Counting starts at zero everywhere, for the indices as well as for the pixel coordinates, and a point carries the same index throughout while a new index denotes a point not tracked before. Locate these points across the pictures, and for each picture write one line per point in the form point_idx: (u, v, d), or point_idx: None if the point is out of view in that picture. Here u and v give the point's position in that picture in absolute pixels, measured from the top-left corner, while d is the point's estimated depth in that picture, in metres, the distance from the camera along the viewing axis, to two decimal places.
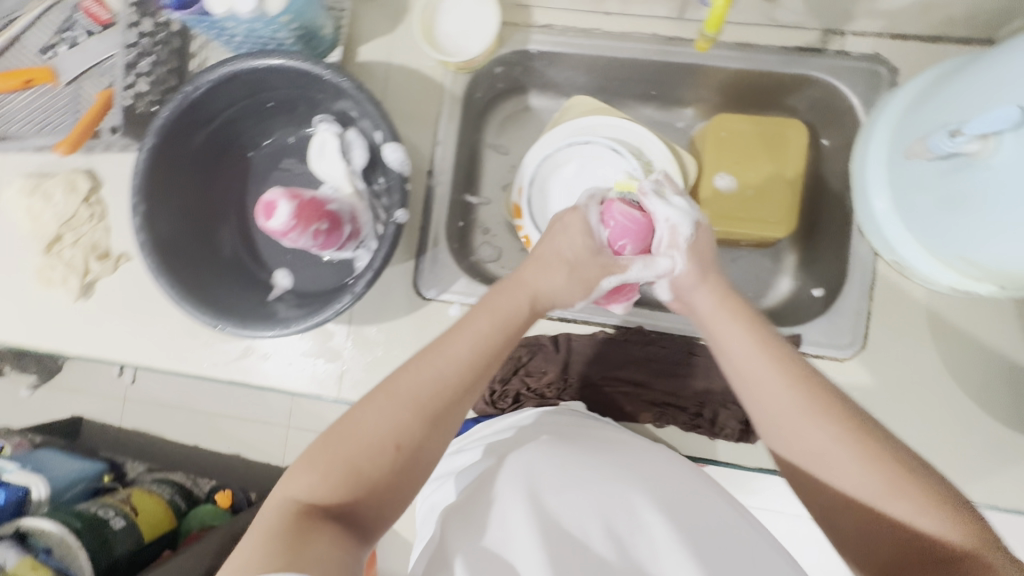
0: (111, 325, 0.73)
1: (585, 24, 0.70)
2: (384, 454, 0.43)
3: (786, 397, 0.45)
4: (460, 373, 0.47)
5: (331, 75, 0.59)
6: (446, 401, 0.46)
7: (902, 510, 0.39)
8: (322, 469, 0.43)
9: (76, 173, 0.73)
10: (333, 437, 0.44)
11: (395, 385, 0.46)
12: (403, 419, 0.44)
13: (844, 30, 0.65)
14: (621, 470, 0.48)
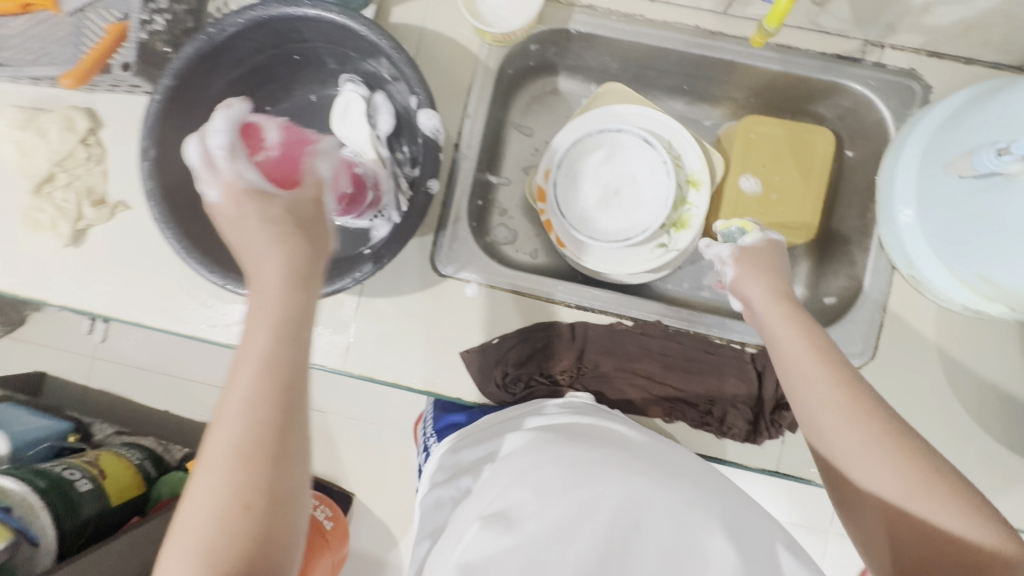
0: (102, 275, 0.69)
1: (628, 9, 0.68)
2: (234, 519, 0.39)
3: (833, 397, 0.48)
4: (250, 396, 0.41)
5: (370, 32, 0.56)
6: (280, 360, 0.43)
7: (931, 510, 0.42)
8: (184, 573, 0.38)
9: (74, 110, 0.68)
10: (206, 451, 0.41)
11: (230, 393, 0.42)
12: (232, 477, 0.39)
13: (883, 43, 0.65)
14: (622, 466, 0.49)
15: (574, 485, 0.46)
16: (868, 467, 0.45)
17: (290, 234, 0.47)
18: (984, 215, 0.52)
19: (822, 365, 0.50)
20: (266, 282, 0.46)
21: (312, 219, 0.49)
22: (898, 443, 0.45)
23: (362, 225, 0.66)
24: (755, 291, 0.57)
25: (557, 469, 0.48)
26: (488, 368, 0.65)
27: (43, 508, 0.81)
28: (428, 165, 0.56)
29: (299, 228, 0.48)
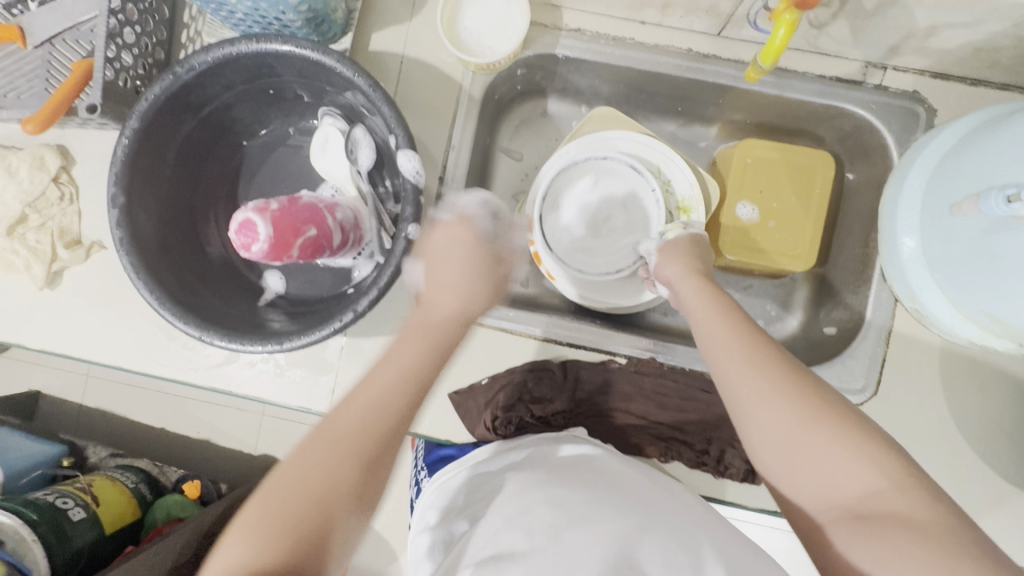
0: (80, 317, 0.67)
1: (618, 33, 0.65)
2: (327, 518, 0.38)
3: (729, 343, 0.47)
4: (395, 393, 0.44)
5: (343, 68, 0.53)
6: (351, 485, 0.40)
7: (820, 439, 0.40)
8: (256, 537, 0.37)
9: (45, 148, 0.65)
10: (246, 516, 0.38)
11: (288, 478, 0.40)
12: (342, 466, 0.40)
13: (886, 64, 0.63)
14: (618, 504, 0.46)
15: (571, 523, 0.44)
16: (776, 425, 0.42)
17: (481, 277, 0.55)
18: (997, 257, 0.49)
19: (726, 327, 0.48)
20: (365, 391, 0.44)
21: (487, 271, 0.57)
22: (799, 392, 0.43)
23: (344, 263, 0.65)
24: (672, 272, 0.57)
25: (540, 506, 0.46)
26: (476, 410, 0.63)
27: (35, 541, 0.80)
28: (408, 209, 0.54)
29: (482, 278, 0.56)
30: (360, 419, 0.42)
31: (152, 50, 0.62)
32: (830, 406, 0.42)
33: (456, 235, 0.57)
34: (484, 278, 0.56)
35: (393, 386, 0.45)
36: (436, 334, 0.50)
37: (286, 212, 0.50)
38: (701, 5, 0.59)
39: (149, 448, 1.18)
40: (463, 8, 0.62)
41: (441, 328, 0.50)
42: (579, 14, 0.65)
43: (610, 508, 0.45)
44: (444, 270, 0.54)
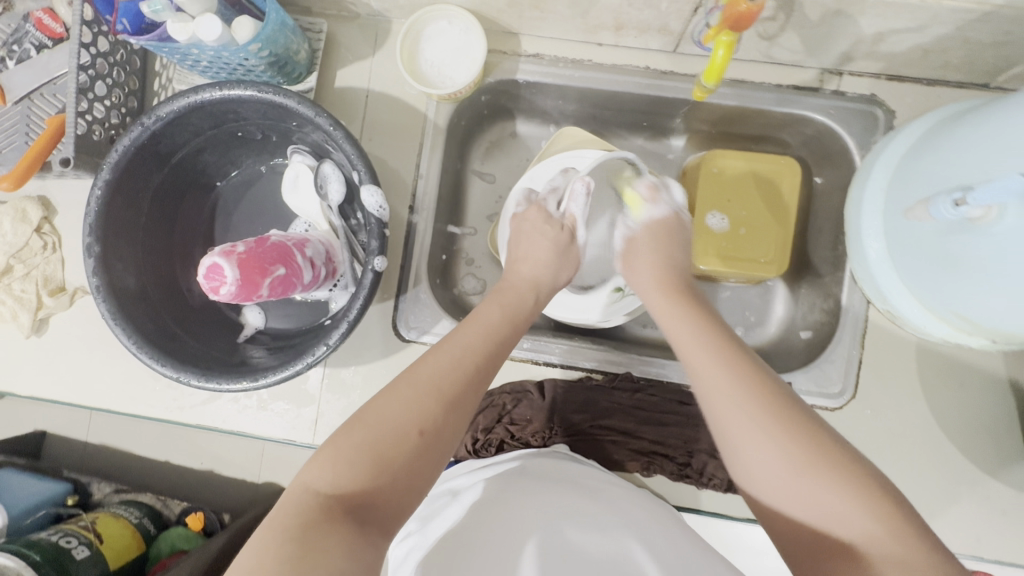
0: (67, 362, 0.68)
1: (576, 55, 0.66)
2: (407, 437, 0.41)
3: (719, 370, 0.46)
4: (468, 356, 0.47)
5: (305, 110, 0.54)
6: (432, 426, 0.42)
7: (808, 486, 0.39)
8: (341, 457, 0.39)
9: (27, 201, 0.67)
10: (344, 435, 0.41)
11: (377, 409, 0.42)
12: (426, 403, 0.43)
13: (841, 70, 0.64)
14: (592, 520, 0.48)
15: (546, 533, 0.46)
16: (761, 455, 0.41)
17: (558, 249, 0.61)
18: (954, 258, 0.49)
19: (716, 352, 0.47)
20: (451, 347, 0.47)
21: (569, 252, 0.62)
22: (787, 421, 0.41)
23: (321, 296, 0.66)
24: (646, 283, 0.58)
25: (519, 518, 0.48)
26: None
27: None
28: (373, 241, 0.55)
29: (566, 251, 0.62)
30: (449, 369, 0.45)
31: (124, 100, 0.64)
32: (820, 435, 0.41)
33: (545, 235, 0.61)
34: (575, 258, 0.63)
35: (476, 346, 0.48)
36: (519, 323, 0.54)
37: (252, 253, 0.51)
38: (653, 24, 0.60)
39: (151, 483, 1.18)
40: (422, 41, 0.64)
41: (518, 293, 0.57)
42: (537, 39, 0.66)
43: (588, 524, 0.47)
44: (534, 241, 0.61)
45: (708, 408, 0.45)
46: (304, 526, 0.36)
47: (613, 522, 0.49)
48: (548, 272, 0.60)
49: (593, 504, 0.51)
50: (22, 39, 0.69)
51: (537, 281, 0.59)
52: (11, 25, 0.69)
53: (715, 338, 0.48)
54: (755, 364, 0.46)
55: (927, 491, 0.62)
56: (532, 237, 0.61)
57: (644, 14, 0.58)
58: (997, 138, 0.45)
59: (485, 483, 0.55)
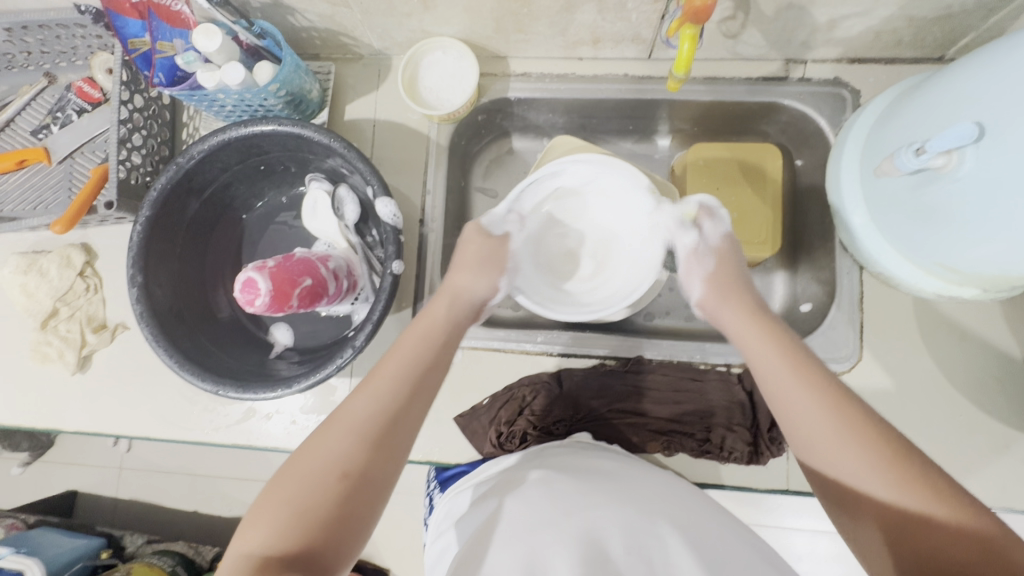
0: (110, 396, 0.72)
1: (560, 70, 0.73)
2: (330, 481, 0.44)
3: (813, 408, 0.46)
4: (392, 389, 0.49)
5: (321, 136, 0.60)
6: (355, 466, 0.45)
7: (922, 512, 0.39)
8: (272, 517, 0.43)
9: (71, 248, 0.73)
10: (274, 492, 0.44)
11: (302, 463, 0.45)
12: (348, 444, 0.46)
13: (804, 59, 0.69)
14: (610, 494, 0.50)
15: (566, 514, 0.47)
16: (842, 468, 0.43)
17: (486, 269, 0.62)
18: (929, 209, 0.52)
19: (818, 397, 0.46)
20: (372, 384, 0.50)
21: (495, 256, 0.63)
22: (888, 459, 0.42)
23: (343, 310, 0.71)
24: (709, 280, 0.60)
25: (541, 506, 0.49)
26: (482, 429, 0.67)
27: None
28: (390, 249, 0.60)
29: (488, 262, 0.63)
30: (369, 411, 0.48)
31: (157, 149, 0.71)
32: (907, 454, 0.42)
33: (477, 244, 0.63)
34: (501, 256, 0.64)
35: (393, 376, 0.50)
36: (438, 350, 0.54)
37: (282, 267, 0.56)
38: (626, 34, 0.66)
39: (184, 528, 1.20)
40: (421, 70, 0.71)
41: (432, 320, 0.57)
42: (524, 59, 0.73)
43: (602, 498, 0.49)
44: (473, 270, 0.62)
45: (801, 441, 0.47)
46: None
47: (627, 496, 0.50)
48: (470, 289, 0.61)
49: (611, 482, 0.53)
50: (65, 106, 0.77)
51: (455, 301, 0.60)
52: (55, 96, 0.77)
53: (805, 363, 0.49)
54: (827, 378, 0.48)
55: (946, 446, 0.63)
56: (464, 246, 0.64)
57: (617, 26, 0.65)
58: (952, 94, 0.49)
59: (510, 476, 0.57)
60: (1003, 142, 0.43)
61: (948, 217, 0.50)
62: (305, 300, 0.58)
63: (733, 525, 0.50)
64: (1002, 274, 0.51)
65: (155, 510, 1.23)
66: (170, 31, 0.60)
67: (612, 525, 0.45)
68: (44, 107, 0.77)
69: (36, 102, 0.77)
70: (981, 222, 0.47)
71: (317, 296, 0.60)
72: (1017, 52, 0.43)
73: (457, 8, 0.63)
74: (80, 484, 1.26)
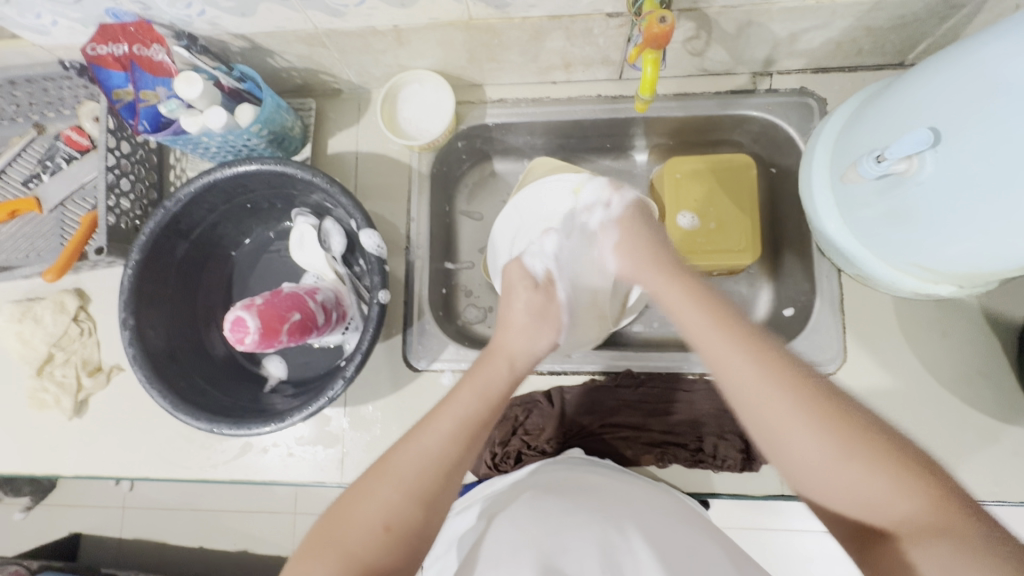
0: (107, 438, 0.73)
1: (535, 94, 0.75)
2: (374, 537, 0.43)
3: (750, 367, 0.45)
4: (441, 446, 0.47)
5: (303, 173, 0.62)
6: (402, 524, 0.44)
7: (881, 484, 0.39)
8: (321, 559, 0.42)
9: (65, 294, 0.75)
10: (325, 535, 0.44)
11: (350, 515, 0.44)
12: (393, 500, 0.45)
13: (770, 71, 0.71)
14: (598, 511, 0.50)
15: (551, 532, 0.47)
16: (781, 424, 0.43)
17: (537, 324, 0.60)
18: (896, 213, 0.53)
19: (754, 357, 0.46)
20: (423, 437, 0.48)
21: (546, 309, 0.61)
22: (833, 421, 0.42)
23: (334, 340, 0.72)
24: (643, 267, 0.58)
25: (528, 522, 0.49)
26: (477, 451, 0.68)
27: None
28: (376, 279, 0.62)
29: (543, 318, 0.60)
30: (417, 465, 0.46)
31: (146, 192, 0.72)
32: (853, 418, 0.42)
33: (524, 300, 0.61)
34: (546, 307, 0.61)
35: (446, 431, 0.48)
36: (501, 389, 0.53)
37: (270, 304, 0.57)
38: (596, 58, 0.68)
39: (189, 566, 1.20)
40: (400, 102, 0.73)
41: (495, 365, 0.55)
42: (500, 86, 0.75)
43: (587, 515, 0.49)
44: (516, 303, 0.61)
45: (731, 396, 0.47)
46: None
47: (615, 511, 0.51)
48: (526, 347, 0.58)
49: (601, 499, 0.53)
50: (55, 155, 0.78)
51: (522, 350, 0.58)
52: (45, 145, 0.79)
53: (735, 329, 0.48)
54: (766, 341, 0.47)
55: (935, 442, 0.64)
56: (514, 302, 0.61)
57: (586, 51, 0.67)
58: (908, 101, 0.51)
59: (503, 497, 0.57)
60: (956, 145, 0.45)
61: (916, 219, 0.51)
62: (293, 334, 0.59)
63: (726, 539, 0.51)
64: (971, 270, 0.52)
65: (160, 549, 1.23)
66: (153, 80, 0.62)
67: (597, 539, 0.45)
68: (34, 156, 0.79)
69: (27, 153, 0.79)
70: (945, 222, 0.49)
71: (306, 329, 0.61)
72: (962, 60, 0.45)
73: (431, 41, 0.65)
74: (83, 527, 1.26)
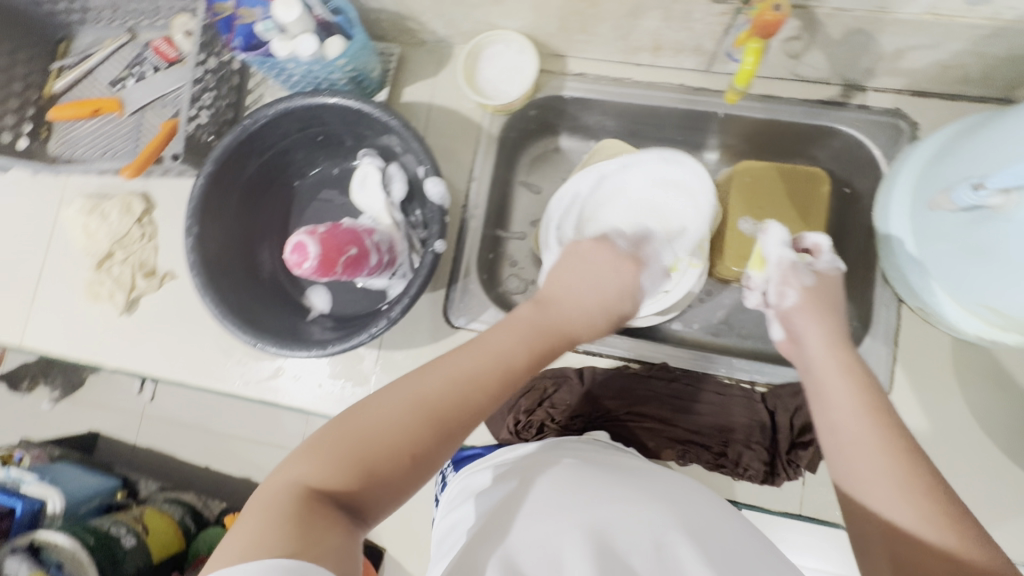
0: (152, 340, 0.76)
1: (617, 74, 0.74)
2: (398, 451, 0.41)
3: (849, 400, 0.49)
4: (494, 385, 0.47)
5: (379, 113, 0.63)
6: (424, 447, 0.42)
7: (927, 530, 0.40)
8: (327, 458, 0.40)
9: (133, 196, 0.77)
10: (335, 437, 0.41)
11: (367, 417, 0.42)
12: (418, 416, 0.43)
13: (864, 86, 0.69)
14: (630, 484, 0.50)
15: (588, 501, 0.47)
16: (851, 451, 0.47)
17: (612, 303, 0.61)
18: (980, 247, 0.51)
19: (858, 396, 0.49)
20: (458, 363, 0.48)
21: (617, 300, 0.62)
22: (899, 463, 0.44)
23: (380, 284, 0.73)
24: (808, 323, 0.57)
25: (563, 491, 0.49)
26: (501, 415, 0.69)
27: (91, 565, 0.86)
28: (436, 229, 0.63)
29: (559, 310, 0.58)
30: (452, 391, 0.45)
31: (224, 111, 0.74)
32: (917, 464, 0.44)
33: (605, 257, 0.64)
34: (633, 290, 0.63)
35: (487, 364, 0.48)
36: (548, 336, 0.55)
37: (332, 233, 0.58)
38: (688, 44, 0.67)
39: (195, 481, 1.25)
40: (481, 61, 0.73)
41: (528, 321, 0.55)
42: (583, 61, 0.74)
43: (625, 489, 0.49)
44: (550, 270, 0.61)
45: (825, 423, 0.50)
46: (293, 515, 0.37)
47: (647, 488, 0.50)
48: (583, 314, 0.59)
49: (631, 476, 0.53)
50: (142, 63, 0.81)
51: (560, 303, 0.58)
52: (134, 52, 0.82)
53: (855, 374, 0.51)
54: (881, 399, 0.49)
55: (969, 492, 0.62)
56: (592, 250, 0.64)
57: (680, 36, 0.65)
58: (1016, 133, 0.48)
59: (530, 460, 0.58)
60: None
61: (1000, 257, 0.49)
62: (348, 269, 0.61)
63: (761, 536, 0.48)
64: None
65: (168, 460, 1.28)
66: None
67: (620, 516, 0.45)
68: (123, 61, 0.82)
69: (117, 56, 0.82)
70: None
71: (361, 267, 0.62)
72: None
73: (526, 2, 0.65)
74: (101, 427, 1.31)
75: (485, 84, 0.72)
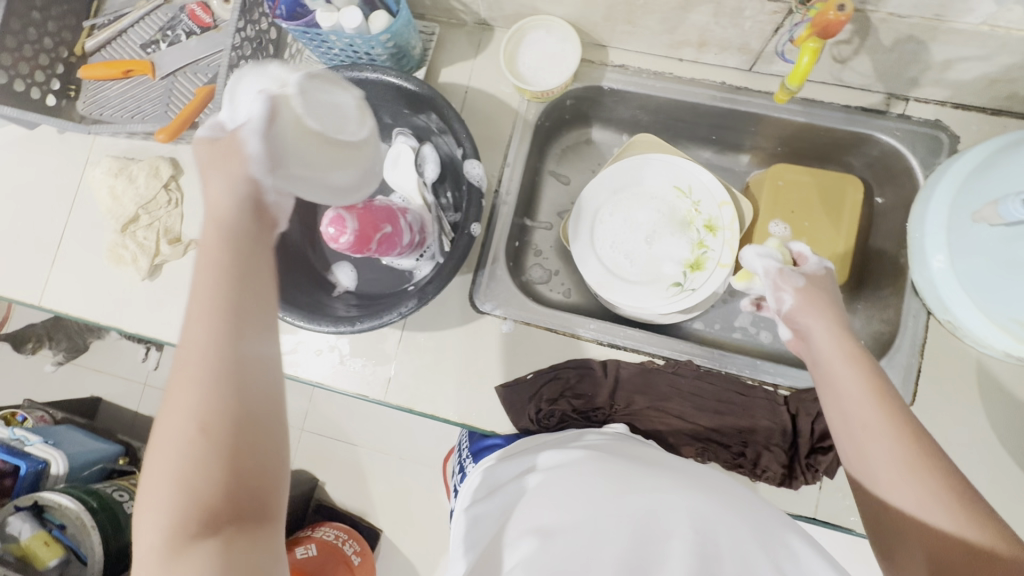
0: (172, 306, 0.75)
1: (657, 68, 0.74)
2: (195, 438, 0.39)
3: (865, 399, 0.49)
4: (203, 331, 0.42)
5: (421, 91, 0.62)
6: (218, 417, 0.39)
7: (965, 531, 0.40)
8: (163, 505, 0.38)
9: (161, 160, 0.77)
10: (156, 473, 0.39)
11: (163, 440, 0.39)
12: (196, 396, 0.40)
13: (908, 96, 0.69)
14: (664, 476, 0.52)
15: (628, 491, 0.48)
16: (876, 454, 0.47)
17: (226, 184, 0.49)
18: None
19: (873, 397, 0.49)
20: (188, 337, 0.42)
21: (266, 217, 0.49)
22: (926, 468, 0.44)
23: (406, 265, 0.73)
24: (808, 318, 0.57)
25: (600, 481, 0.50)
26: (521, 404, 0.67)
27: (94, 529, 0.83)
28: (471, 210, 0.62)
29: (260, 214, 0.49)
30: (182, 363, 0.41)
31: None
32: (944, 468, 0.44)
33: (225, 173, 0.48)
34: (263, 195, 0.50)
35: (200, 314, 0.42)
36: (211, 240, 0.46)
37: (369, 210, 0.58)
38: (734, 42, 0.66)
39: None
40: (523, 46, 0.72)
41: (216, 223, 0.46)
42: (625, 52, 0.74)
43: (662, 481, 0.50)
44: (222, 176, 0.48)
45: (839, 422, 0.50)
46: (168, 562, 0.36)
47: (681, 482, 0.52)
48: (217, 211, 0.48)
49: (663, 468, 0.54)
50: (176, 27, 0.80)
51: (218, 218, 0.47)
52: (167, 15, 0.81)
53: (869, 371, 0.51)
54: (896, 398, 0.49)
55: None
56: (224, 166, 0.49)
57: (727, 32, 0.65)
58: None
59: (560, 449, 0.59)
60: None
61: None
62: (381, 247, 0.60)
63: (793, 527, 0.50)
64: None
65: None
66: None
67: (655, 503, 0.47)
68: (156, 24, 0.81)
69: (150, 18, 0.81)
70: None
71: (394, 246, 0.62)
72: None
73: None
74: (105, 392, 1.31)
75: (528, 65, 0.72)
